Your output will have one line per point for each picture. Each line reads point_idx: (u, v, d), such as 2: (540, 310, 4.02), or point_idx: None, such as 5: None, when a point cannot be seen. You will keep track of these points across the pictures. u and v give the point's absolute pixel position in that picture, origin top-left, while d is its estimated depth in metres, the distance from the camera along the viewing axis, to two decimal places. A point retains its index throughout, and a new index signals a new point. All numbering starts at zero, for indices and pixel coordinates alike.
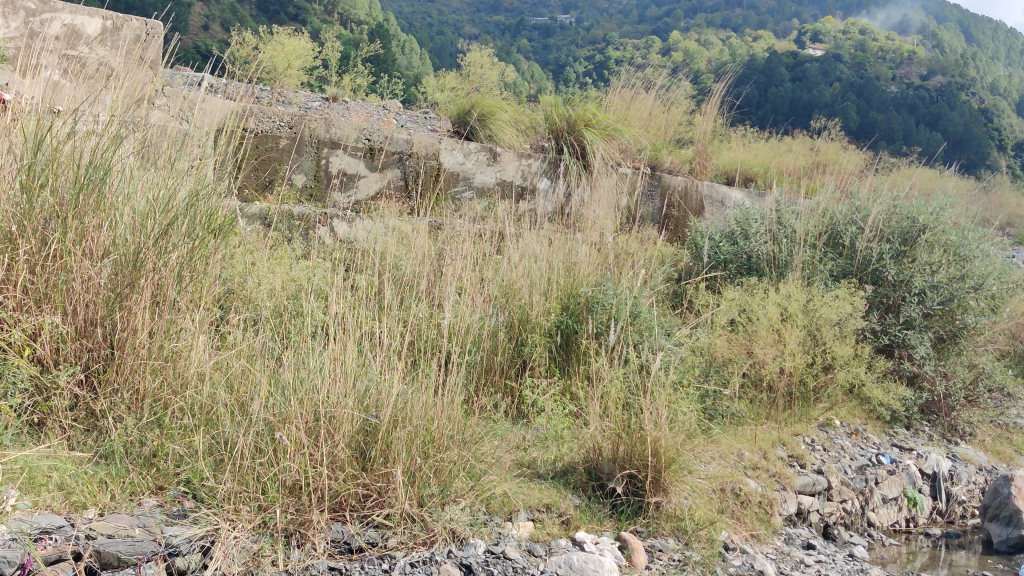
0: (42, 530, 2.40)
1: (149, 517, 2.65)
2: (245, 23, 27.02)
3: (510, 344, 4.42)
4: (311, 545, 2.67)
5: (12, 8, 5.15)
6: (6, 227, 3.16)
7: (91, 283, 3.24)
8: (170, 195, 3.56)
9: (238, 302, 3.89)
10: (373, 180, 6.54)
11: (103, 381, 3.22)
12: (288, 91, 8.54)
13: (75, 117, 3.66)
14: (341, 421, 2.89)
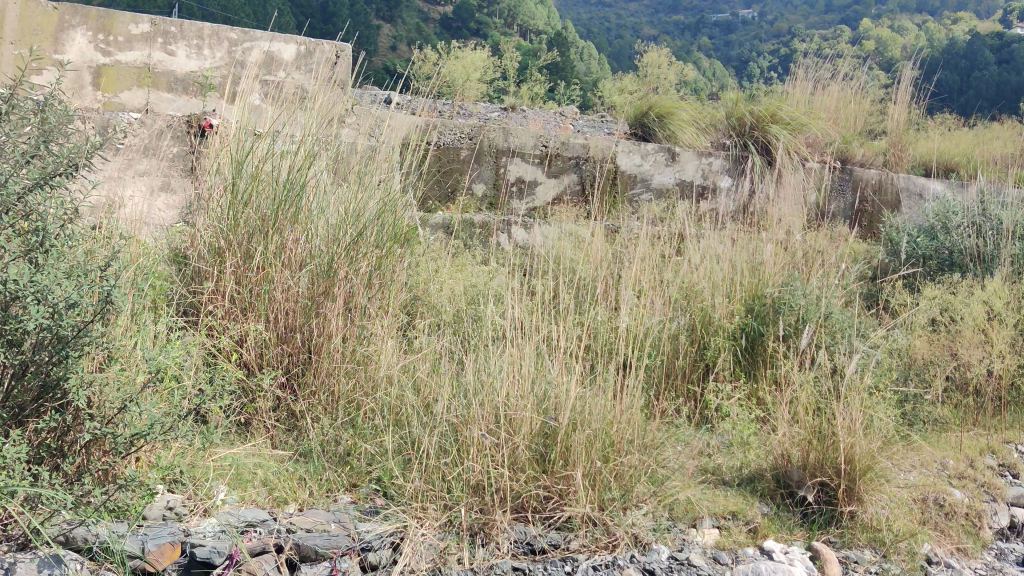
0: (247, 523, 2.59)
1: (344, 513, 2.77)
2: (429, 40, 28.10)
3: (692, 347, 4.34)
4: (495, 544, 2.72)
5: (216, 39, 5.44)
6: (215, 242, 3.54)
7: (290, 291, 3.44)
8: (360, 208, 3.72)
9: (424, 307, 4.01)
10: (551, 186, 6.58)
11: (302, 383, 3.40)
12: (468, 103, 8.77)
13: (273, 137, 3.92)
14: (522, 423, 2.92)
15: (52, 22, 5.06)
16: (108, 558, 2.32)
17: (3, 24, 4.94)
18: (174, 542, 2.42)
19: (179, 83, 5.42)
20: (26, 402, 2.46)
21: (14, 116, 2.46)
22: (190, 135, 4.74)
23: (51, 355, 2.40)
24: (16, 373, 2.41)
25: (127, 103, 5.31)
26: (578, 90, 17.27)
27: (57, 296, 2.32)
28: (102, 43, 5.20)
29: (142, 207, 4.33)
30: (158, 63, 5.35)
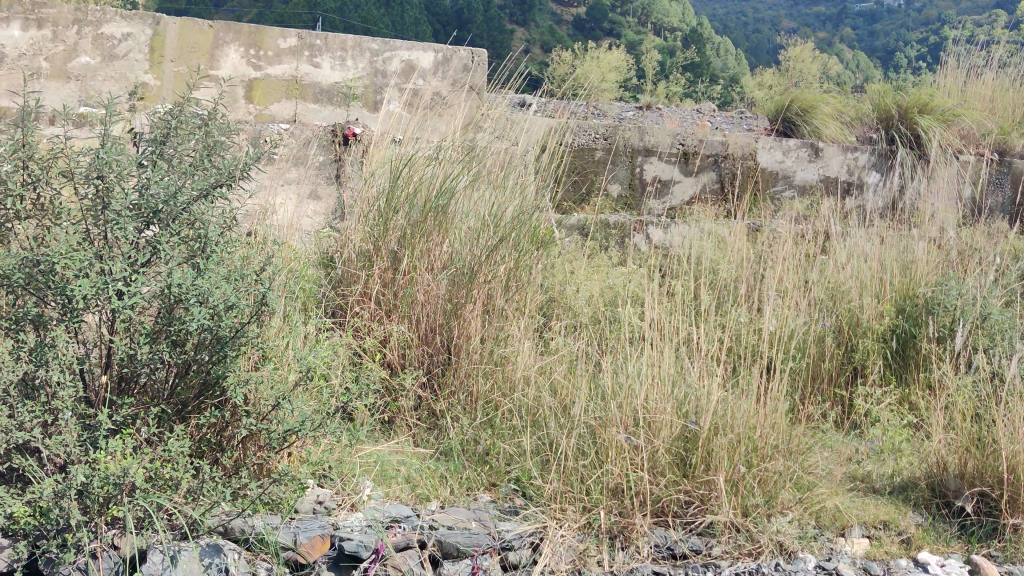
0: (391, 519, 2.65)
1: (484, 512, 2.81)
2: (564, 42, 28.15)
3: (839, 350, 4.19)
4: (635, 548, 2.71)
5: (357, 50, 5.61)
6: (364, 247, 3.73)
7: (431, 294, 3.54)
8: (499, 210, 3.77)
9: (559, 309, 3.98)
10: (688, 185, 6.46)
11: (442, 384, 3.46)
12: (603, 103, 8.76)
13: (416, 146, 4.07)
14: (661, 426, 2.88)
15: (208, 40, 5.38)
16: (263, 548, 2.43)
17: (164, 43, 5.29)
18: (324, 535, 2.50)
19: (324, 94, 5.62)
20: (189, 399, 2.62)
21: (182, 134, 2.61)
22: (335, 144, 4.88)
23: (211, 355, 2.55)
24: (180, 371, 2.57)
25: (277, 115, 5.55)
26: (716, 88, 16.91)
27: (217, 299, 2.45)
28: (253, 58, 5.47)
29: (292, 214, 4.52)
30: (305, 75, 5.56)
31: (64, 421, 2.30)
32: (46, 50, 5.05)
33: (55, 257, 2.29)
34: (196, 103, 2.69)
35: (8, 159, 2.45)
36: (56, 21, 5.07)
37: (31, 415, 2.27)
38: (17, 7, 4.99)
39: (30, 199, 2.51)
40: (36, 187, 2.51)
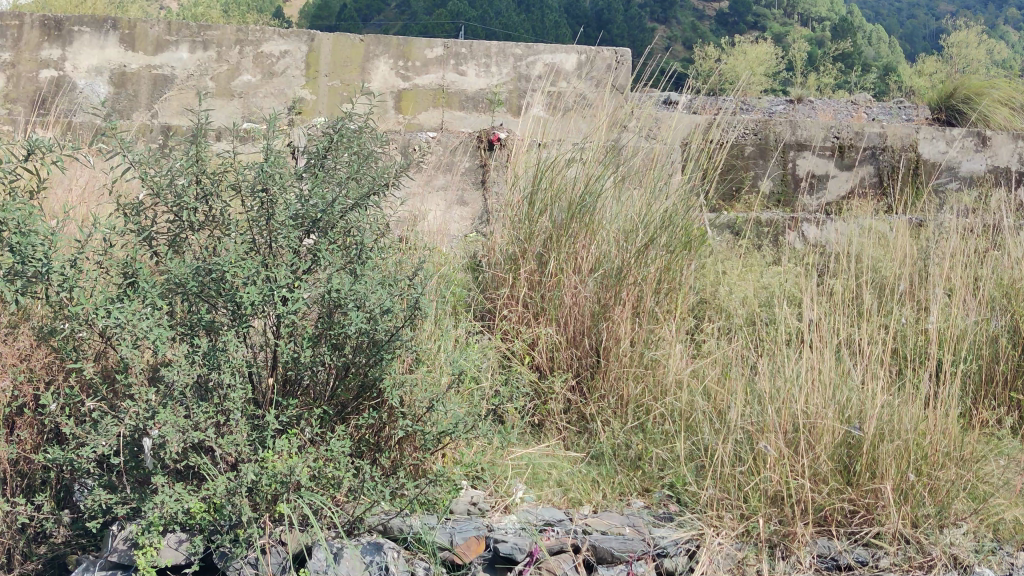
0: (545, 522, 2.65)
1: (638, 517, 2.77)
2: (707, 39, 27.57)
3: (1015, 351, 3.91)
4: (796, 558, 2.60)
5: (501, 56, 5.66)
6: (511, 250, 3.75)
7: (579, 296, 3.52)
8: (648, 209, 3.70)
9: (712, 311, 3.89)
10: (844, 180, 6.23)
11: (592, 387, 3.43)
12: (751, 98, 8.56)
13: (561, 149, 4.06)
14: (822, 432, 2.77)
15: (359, 53, 5.57)
16: (422, 548, 2.47)
17: (319, 59, 5.51)
18: (479, 537, 2.52)
19: (470, 101, 5.67)
20: (347, 400, 2.71)
21: (343, 147, 2.72)
22: (480, 149, 4.90)
23: (368, 357, 2.62)
24: (339, 373, 2.65)
25: (425, 124, 5.66)
26: (871, 79, 16.14)
27: (373, 302, 2.52)
28: (402, 69, 5.61)
29: (440, 220, 4.60)
30: (451, 83, 5.66)
31: (235, 421, 2.42)
32: (211, 70, 5.38)
33: (225, 265, 2.43)
34: (350, 114, 2.78)
35: (185, 174, 2.59)
36: (221, 43, 5.40)
37: (205, 415, 2.39)
38: (185, 31, 5.37)
39: (202, 211, 2.65)
40: (208, 200, 2.64)
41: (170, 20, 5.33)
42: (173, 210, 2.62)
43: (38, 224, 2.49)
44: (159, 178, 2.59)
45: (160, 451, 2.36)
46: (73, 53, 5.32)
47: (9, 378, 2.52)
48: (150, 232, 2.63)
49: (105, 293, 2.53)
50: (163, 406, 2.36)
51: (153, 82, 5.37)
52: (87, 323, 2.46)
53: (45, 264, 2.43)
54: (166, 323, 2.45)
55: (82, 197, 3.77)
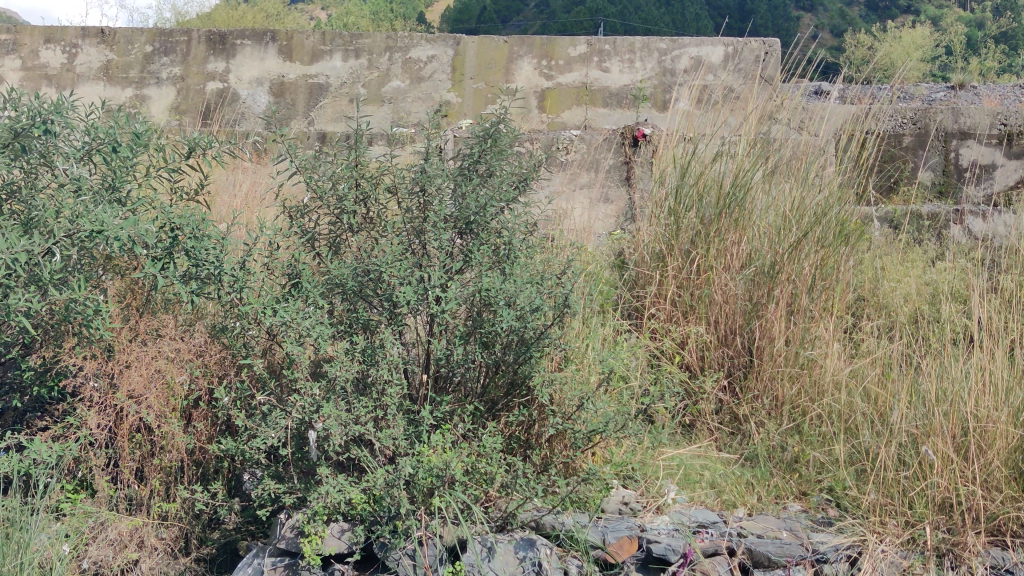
0: (699, 524, 2.62)
1: (795, 521, 2.69)
2: (857, 26, 26.48)
3: None
4: (966, 568, 2.46)
5: (647, 51, 5.60)
6: (658, 247, 3.71)
7: (730, 294, 3.45)
8: (801, 204, 3.59)
9: (871, 309, 3.73)
10: (1012, 169, 5.75)
11: (745, 387, 3.34)
12: (909, 86, 8.18)
13: (708, 142, 3.99)
14: (994, 437, 2.63)
15: (504, 55, 5.63)
16: (574, 546, 2.45)
17: (464, 62, 5.60)
18: (632, 537, 2.50)
19: (614, 98, 5.65)
20: (497, 398, 2.73)
21: (490, 147, 2.72)
22: (626, 146, 4.87)
23: (516, 356, 2.62)
24: (489, 371, 2.68)
25: (568, 122, 5.68)
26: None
27: (523, 301, 2.53)
28: (545, 68, 5.63)
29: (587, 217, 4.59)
30: (595, 80, 5.64)
31: (392, 416, 2.50)
32: (364, 77, 5.60)
33: (381, 265, 2.51)
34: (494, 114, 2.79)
35: (345, 179, 2.70)
36: (372, 50, 5.59)
37: (365, 410, 2.47)
38: (339, 40, 5.58)
39: (361, 214, 2.76)
40: (367, 203, 2.75)
41: (324, 31, 5.55)
42: (334, 212, 2.73)
43: (210, 229, 2.66)
44: (321, 182, 2.71)
45: (324, 443, 2.46)
46: (235, 66, 5.61)
47: (187, 372, 2.68)
48: (313, 233, 2.77)
49: (271, 293, 2.67)
50: (326, 400, 2.46)
51: (309, 91, 5.62)
52: (256, 321, 2.61)
53: (218, 266, 2.60)
54: (327, 321, 2.56)
55: (246, 200, 3.96)
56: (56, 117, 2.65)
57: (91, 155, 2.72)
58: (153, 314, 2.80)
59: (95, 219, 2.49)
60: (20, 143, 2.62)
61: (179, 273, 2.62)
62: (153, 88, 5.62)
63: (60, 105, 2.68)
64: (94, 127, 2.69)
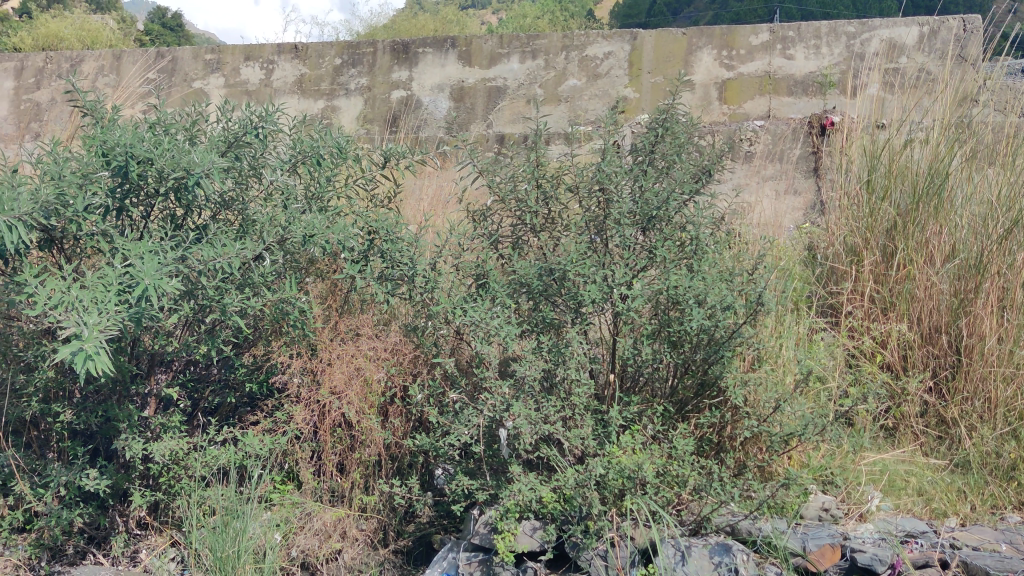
0: (907, 533, 2.50)
1: (1015, 533, 2.54)
2: None
3: None
4: None
5: (834, 36, 5.32)
6: (851, 241, 3.53)
7: (933, 289, 3.25)
8: (1014, 188, 3.29)
9: None
10: None
11: (952, 389, 3.13)
12: None
13: (904, 127, 3.74)
14: None
15: (682, 47, 5.52)
16: (772, 552, 2.39)
17: (642, 56, 5.54)
18: (834, 544, 2.40)
19: (799, 86, 5.38)
20: (688, 398, 2.68)
21: (669, 139, 2.68)
22: (812, 135, 4.66)
23: (707, 356, 2.54)
24: (678, 371, 2.63)
25: (750, 113, 5.43)
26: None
27: (714, 299, 2.46)
28: (726, 58, 5.45)
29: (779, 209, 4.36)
30: (778, 69, 5.40)
31: (581, 417, 2.49)
32: (541, 78, 5.65)
33: (566, 264, 2.51)
34: (674, 106, 2.72)
35: (527, 179, 2.74)
36: (548, 51, 5.64)
37: (553, 409, 2.46)
38: (516, 43, 5.68)
39: (543, 214, 2.79)
40: (548, 203, 2.77)
41: (502, 35, 5.67)
42: (517, 214, 2.81)
43: (404, 232, 2.80)
44: (503, 184, 2.79)
45: (514, 442, 2.47)
46: (418, 74, 5.79)
47: (383, 370, 2.80)
48: (497, 234, 2.84)
49: (459, 293, 2.72)
50: (516, 399, 2.46)
51: (488, 94, 5.73)
52: (446, 321, 2.66)
53: (412, 267, 2.73)
54: (514, 321, 2.58)
55: (433, 203, 4.06)
56: (268, 124, 2.82)
57: (296, 167, 2.88)
58: (352, 313, 2.95)
59: (307, 225, 2.67)
60: (235, 152, 2.73)
61: (376, 274, 2.78)
62: (343, 99, 5.88)
63: (273, 114, 2.84)
64: (299, 140, 2.86)
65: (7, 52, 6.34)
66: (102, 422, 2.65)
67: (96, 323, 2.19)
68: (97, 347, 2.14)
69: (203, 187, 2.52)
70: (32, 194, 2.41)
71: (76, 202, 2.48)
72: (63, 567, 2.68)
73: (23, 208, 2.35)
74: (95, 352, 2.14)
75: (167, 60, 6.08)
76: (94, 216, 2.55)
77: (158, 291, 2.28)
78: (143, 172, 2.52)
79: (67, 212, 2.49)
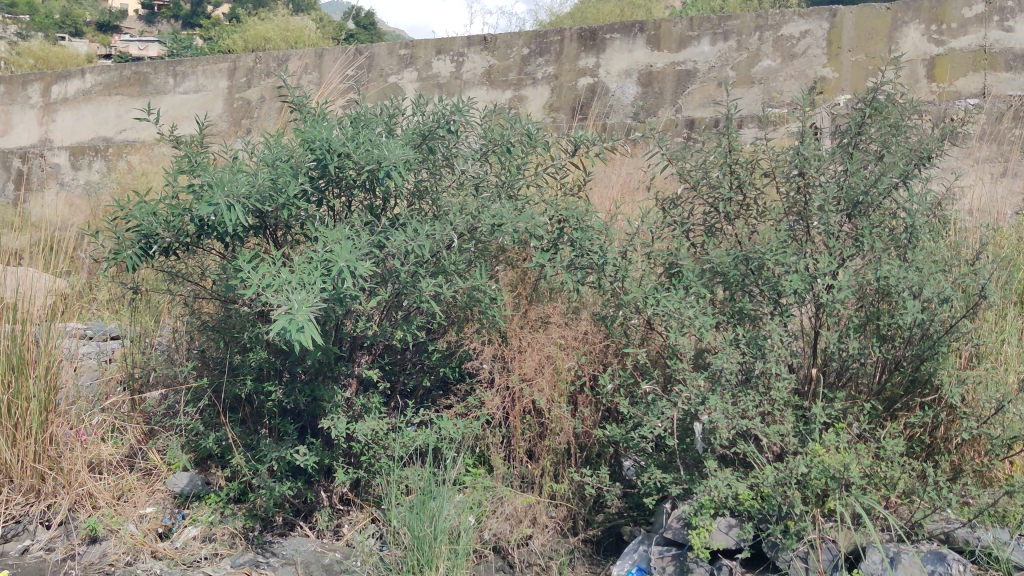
0: None
1: None
2: None
3: None
4: None
5: None
6: None
7: None
8: None
9: None
10: None
11: None
12: None
13: None
14: None
15: (886, 23, 5.17)
16: (994, 565, 2.22)
17: (841, 34, 5.23)
18: None
19: (1020, 59, 4.93)
20: (896, 396, 2.52)
21: (880, 120, 2.51)
22: None
23: (918, 352, 2.40)
24: (886, 367, 2.48)
25: (963, 91, 5.05)
26: None
27: (931, 289, 2.30)
28: (935, 33, 5.08)
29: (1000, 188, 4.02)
30: (996, 42, 4.96)
31: (781, 414, 2.40)
32: (733, 59, 5.48)
33: (766, 253, 2.41)
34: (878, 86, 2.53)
35: (718, 166, 2.66)
36: (741, 31, 5.46)
37: (751, 403, 2.38)
38: (707, 24, 5.53)
39: (738, 200, 2.70)
40: (742, 188, 2.67)
41: (692, 17, 5.55)
42: (709, 201, 2.72)
43: (593, 220, 2.76)
44: (693, 171, 2.72)
45: (710, 436, 2.40)
46: (606, 60, 5.78)
47: (574, 358, 2.81)
48: (689, 223, 2.74)
49: (651, 282, 2.68)
50: (711, 392, 2.39)
51: (677, 78, 5.62)
52: (637, 311, 2.64)
53: (602, 256, 2.67)
54: (710, 312, 2.49)
55: (623, 189, 4.04)
56: (460, 116, 2.81)
57: (487, 156, 2.90)
58: (541, 302, 2.97)
59: (494, 214, 2.69)
60: (429, 144, 2.79)
61: (566, 261, 2.74)
62: (530, 89, 5.96)
63: (467, 108, 2.83)
64: (489, 128, 2.87)
65: (222, 54, 6.80)
66: (309, 402, 2.80)
67: (304, 300, 2.30)
68: (305, 317, 2.24)
69: (392, 176, 2.60)
70: (250, 180, 2.55)
71: (289, 185, 2.59)
72: (273, 537, 2.83)
73: (243, 190, 2.49)
74: (303, 323, 2.24)
75: (365, 56, 6.34)
76: (304, 200, 2.65)
77: (351, 273, 2.39)
78: (341, 165, 2.62)
79: (281, 197, 2.59)
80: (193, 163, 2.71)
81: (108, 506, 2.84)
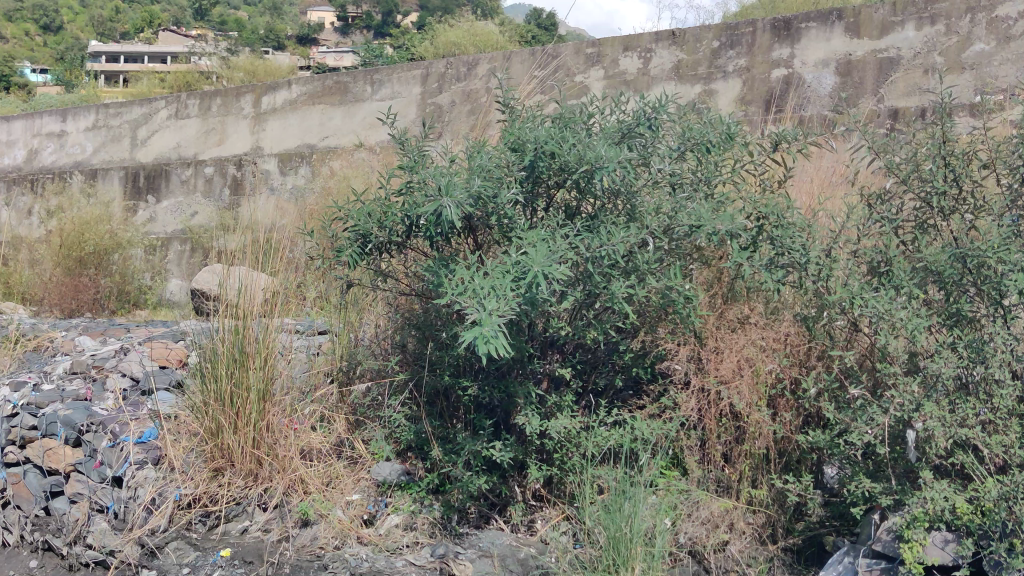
0: None
1: None
2: None
3: None
4: None
5: None
6: None
7: None
8: None
9: None
10: None
11: None
12: None
13: None
14: None
15: None
16: None
17: None
18: None
19: None
20: None
21: None
22: None
23: None
24: None
25: None
26: None
27: None
28: None
29: None
30: None
31: (1005, 422, 2.23)
32: (941, 44, 5.15)
33: (987, 251, 2.26)
34: None
35: (932, 156, 2.52)
36: (950, 14, 5.13)
37: (971, 411, 2.24)
38: (912, 9, 5.24)
39: (952, 194, 2.53)
40: (959, 181, 2.52)
41: (896, 1, 5.26)
42: (920, 195, 2.56)
43: (795, 217, 2.69)
44: (902, 165, 2.59)
45: (925, 445, 2.29)
46: (800, 50, 5.57)
47: (775, 360, 2.71)
48: (899, 219, 2.60)
49: (858, 279, 2.54)
50: (926, 399, 2.26)
51: (878, 66, 5.34)
52: (842, 311, 2.53)
53: (804, 253, 2.57)
54: (924, 313, 2.36)
55: (822, 182, 3.88)
56: (660, 114, 2.82)
57: (685, 153, 2.84)
58: (738, 301, 2.91)
59: (692, 214, 2.64)
60: (628, 142, 2.80)
61: (765, 260, 2.65)
62: (720, 82, 5.83)
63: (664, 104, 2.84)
64: (688, 128, 2.81)
65: (415, 61, 7.07)
66: (504, 397, 2.85)
67: (494, 308, 2.36)
68: (494, 329, 2.31)
69: (610, 177, 2.62)
70: (467, 183, 2.60)
71: (501, 195, 2.66)
72: (469, 530, 2.90)
73: (459, 193, 2.54)
74: (493, 334, 2.30)
75: (553, 56, 6.41)
76: (509, 212, 2.72)
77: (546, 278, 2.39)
78: (551, 166, 2.69)
79: (491, 206, 2.67)
80: (413, 161, 2.84)
81: (318, 492, 3.02)
